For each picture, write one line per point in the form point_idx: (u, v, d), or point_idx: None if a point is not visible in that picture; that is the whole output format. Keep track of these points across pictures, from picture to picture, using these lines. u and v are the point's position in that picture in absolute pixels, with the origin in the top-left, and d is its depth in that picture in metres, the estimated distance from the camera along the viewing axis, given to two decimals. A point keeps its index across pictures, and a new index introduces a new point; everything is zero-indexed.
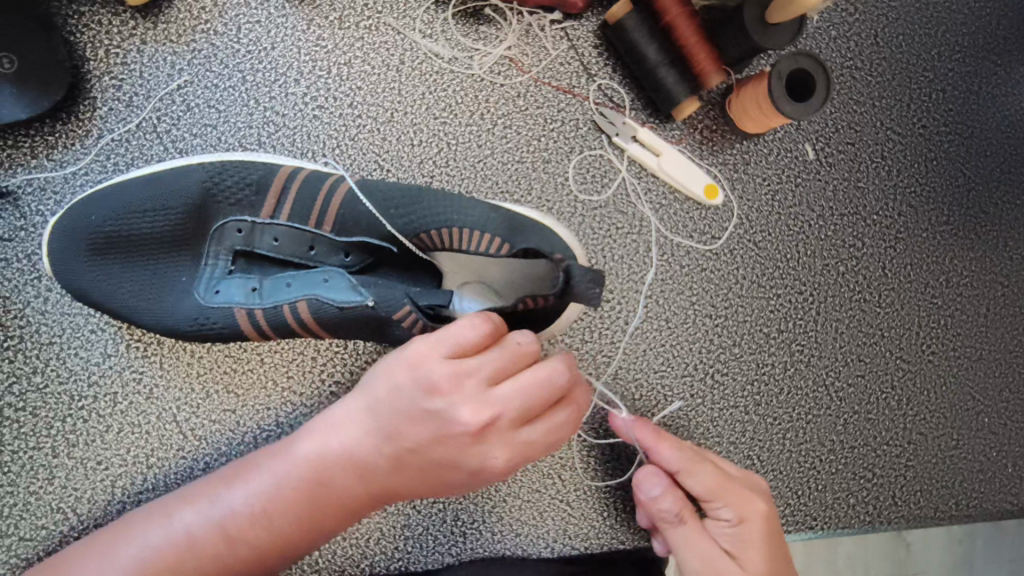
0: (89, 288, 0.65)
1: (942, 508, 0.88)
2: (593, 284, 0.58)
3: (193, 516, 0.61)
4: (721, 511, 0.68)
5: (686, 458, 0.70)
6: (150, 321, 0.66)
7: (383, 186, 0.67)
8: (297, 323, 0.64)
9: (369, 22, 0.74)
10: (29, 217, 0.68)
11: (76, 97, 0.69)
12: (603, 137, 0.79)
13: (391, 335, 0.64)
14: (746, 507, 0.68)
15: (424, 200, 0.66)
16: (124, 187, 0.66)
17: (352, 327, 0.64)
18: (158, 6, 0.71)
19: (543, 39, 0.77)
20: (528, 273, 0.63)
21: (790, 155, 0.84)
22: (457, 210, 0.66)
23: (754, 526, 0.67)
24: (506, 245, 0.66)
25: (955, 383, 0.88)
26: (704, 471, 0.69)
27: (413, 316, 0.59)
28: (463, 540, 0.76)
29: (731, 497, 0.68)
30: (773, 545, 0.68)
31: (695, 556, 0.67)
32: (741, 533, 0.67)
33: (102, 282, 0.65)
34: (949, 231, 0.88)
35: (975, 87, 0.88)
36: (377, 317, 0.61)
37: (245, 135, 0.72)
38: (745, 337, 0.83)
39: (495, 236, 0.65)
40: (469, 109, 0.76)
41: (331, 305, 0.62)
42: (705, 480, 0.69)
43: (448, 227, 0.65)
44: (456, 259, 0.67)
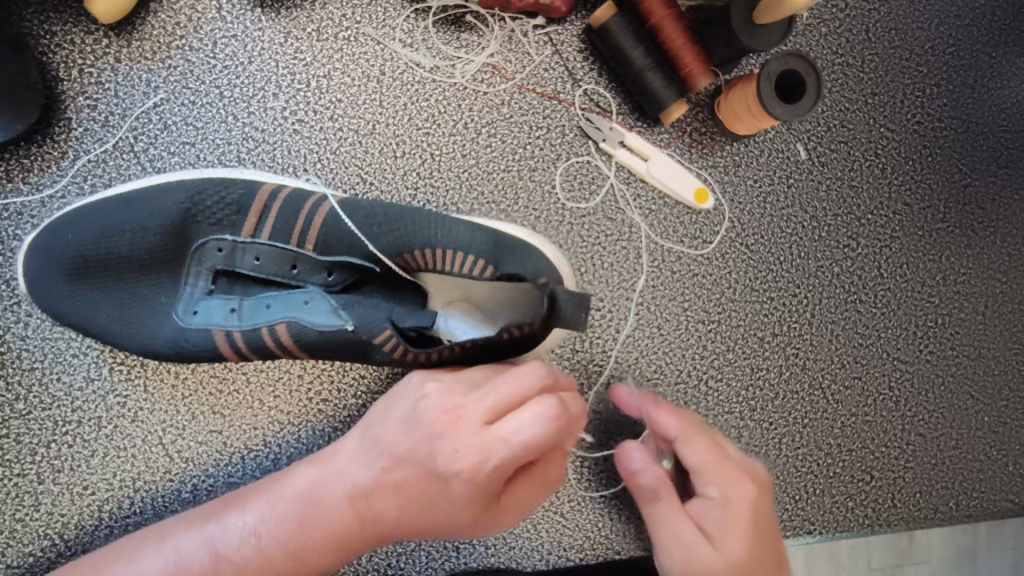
0: (67, 309, 0.65)
1: (942, 509, 0.87)
2: (579, 308, 0.62)
3: (190, 541, 0.60)
4: (710, 491, 0.69)
5: (684, 430, 0.70)
6: (130, 344, 0.65)
7: (366, 204, 0.67)
8: (277, 345, 0.63)
9: (348, 32, 0.73)
10: (6, 242, 0.67)
11: (50, 118, 0.68)
12: (590, 143, 0.77)
13: (371, 357, 0.64)
14: (734, 489, 0.69)
15: (410, 220, 0.66)
16: (102, 208, 0.65)
17: (333, 349, 0.64)
18: (131, 22, 0.69)
19: (526, 45, 0.76)
20: (516, 295, 0.64)
21: (782, 156, 0.82)
22: (441, 229, 0.66)
23: (738, 508, 0.68)
24: (489, 267, 0.67)
25: (954, 382, 0.87)
26: (699, 445, 0.70)
27: (393, 342, 0.61)
28: (456, 555, 0.76)
29: (723, 479, 0.69)
30: (756, 530, 0.68)
31: (675, 537, 0.68)
32: (723, 513, 0.68)
33: (80, 304, 0.64)
34: (945, 229, 0.86)
35: (969, 81, 0.86)
36: (359, 341, 0.62)
37: (224, 151, 0.70)
38: (739, 342, 0.81)
39: (478, 258, 0.67)
40: (452, 119, 0.75)
41: (313, 329, 0.62)
42: (699, 454, 0.70)
43: (432, 246, 0.65)
44: (443, 280, 0.66)
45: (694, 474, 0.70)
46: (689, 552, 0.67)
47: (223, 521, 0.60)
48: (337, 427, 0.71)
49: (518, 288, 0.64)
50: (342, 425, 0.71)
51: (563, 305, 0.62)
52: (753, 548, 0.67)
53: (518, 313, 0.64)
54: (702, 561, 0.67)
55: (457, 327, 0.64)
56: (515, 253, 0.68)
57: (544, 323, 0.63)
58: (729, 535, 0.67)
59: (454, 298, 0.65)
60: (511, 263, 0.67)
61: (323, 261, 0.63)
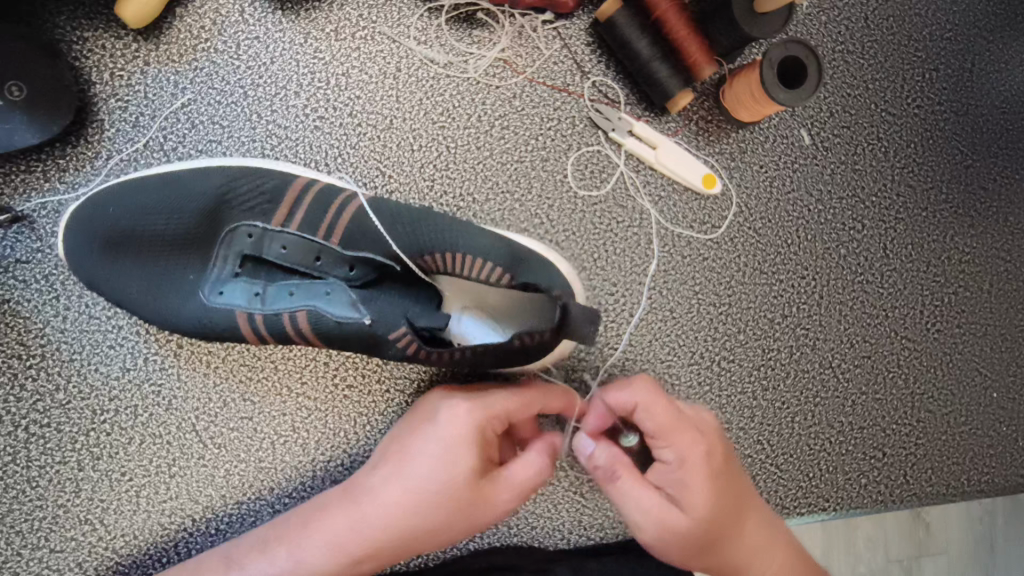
0: (98, 278, 0.68)
1: (954, 485, 0.88)
2: (590, 320, 0.63)
3: None
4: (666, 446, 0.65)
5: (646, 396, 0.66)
6: (156, 316, 0.68)
7: (393, 206, 0.69)
8: (295, 332, 0.66)
9: (365, 32, 0.76)
10: (45, 239, 0.70)
11: (84, 120, 0.71)
12: (599, 133, 0.80)
13: (385, 354, 0.67)
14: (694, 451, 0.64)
15: (432, 223, 0.67)
16: (143, 186, 0.69)
17: (349, 342, 0.66)
18: (159, 27, 0.73)
19: (536, 40, 0.79)
20: (529, 305, 0.67)
21: (786, 141, 0.85)
22: (463, 234, 0.67)
23: (698, 470, 0.63)
24: (508, 274, 0.66)
25: (962, 359, 0.89)
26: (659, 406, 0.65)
27: (408, 337, 0.63)
28: (480, 535, 0.78)
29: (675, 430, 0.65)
30: (722, 484, 0.64)
31: (643, 509, 0.63)
32: (683, 474, 0.64)
33: (111, 275, 0.67)
34: (949, 210, 0.89)
35: (967, 65, 0.89)
36: (376, 335, 0.65)
37: (249, 148, 0.73)
38: (750, 324, 0.83)
39: (497, 265, 0.66)
40: (466, 112, 0.78)
41: (331, 319, 0.64)
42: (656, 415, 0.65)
43: (453, 251, 0.65)
44: (460, 283, 0.68)
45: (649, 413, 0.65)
46: (662, 525, 0.63)
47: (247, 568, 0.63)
48: (363, 411, 0.74)
49: (536, 298, 0.66)
50: (367, 410, 0.74)
51: (574, 317, 0.63)
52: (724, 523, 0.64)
53: (531, 322, 0.67)
54: (674, 526, 0.63)
55: (470, 330, 0.67)
56: (536, 264, 0.68)
57: (556, 333, 0.63)
58: (694, 490, 0.63)
59: (470, 302, 0.68)
60: (530, 270, 0.67)
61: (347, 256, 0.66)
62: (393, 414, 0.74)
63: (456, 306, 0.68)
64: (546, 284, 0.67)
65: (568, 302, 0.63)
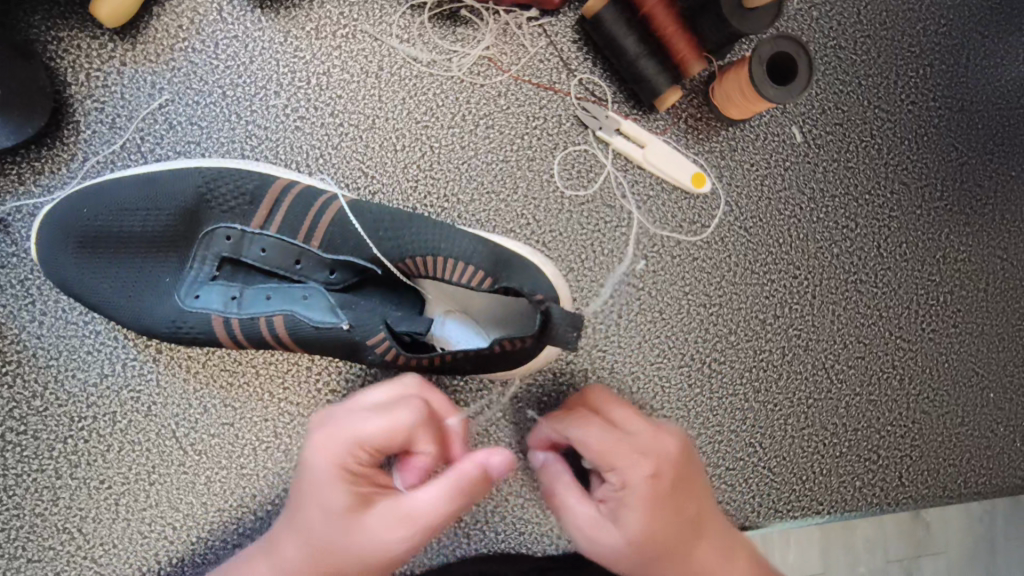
0: (69, 277, 0.66)
1: (950, 487, 0.87)
2: (571, 328, 0.60)
3: None
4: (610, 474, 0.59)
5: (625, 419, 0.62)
6: (129, 318, 0.66)
7: (375, 208, 0.67)
8: (273, 337, 0.65)
9: (346, 30, 0.75)
10: (20, 243, 0.69)
11: (59, 122, 0.70)
12: (587, 131, 0.79)
13: (364, 359, 0.65)
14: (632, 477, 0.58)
15: (414, 226, 0.66)
16: (119, 183, 0.67)
17: (326, 348, 0.66)
18: (135, 26, 0.71)
19: (521, 37, 0.77)
20: (512, 309, 0.65)
21: (777, 139, 0.83)
22: (444, 238, 0.65)
23: (643, 494, 0.56)
24: (489, 278, 0.65)
25: (958, 359, 0.87)
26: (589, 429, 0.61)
27: (386, 344, 0.62)
28: (467, 541, 0.76)
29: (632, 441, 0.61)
30: (672, 513, 0.57)
31: (579, 530, 0.59)
32: (626, 498, 0.57)
33: (83, 275, 0.66)
34: (944, 208, 0.87)
35: (962, 60, 0.87)
36: (353, 340, 0.63)
37: (228, 149, 0.72)
38: (741, 325, 0.82)
39: (479, 270, 0.65)
40: (450, 111, 0.76)
41: (309, 324, 0.63)
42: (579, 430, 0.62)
43: (433, 255, 0.65)
44: (442, 287, 0.67)
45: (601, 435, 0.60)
46: (597, 548, 0.58)
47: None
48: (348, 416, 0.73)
49: (519, 305, 0.65)
50: None
51: (556, 324, 0.59)
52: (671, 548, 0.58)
53: (513, 328, 0.65)
54: (609, 549, 0.58)
55: (452, 334, 0.66)
56: (518, 269, 0.67)
57: (536, 339, 0.62)
58: (631, 514, 0.56)
59: (453, 306, 0.67)
60: (511, 276, 0.66)
61: (325, 258, 0.66)
62: None
63: (439, 310, 0.67)
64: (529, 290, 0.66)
65: (550, 307, 0.60)
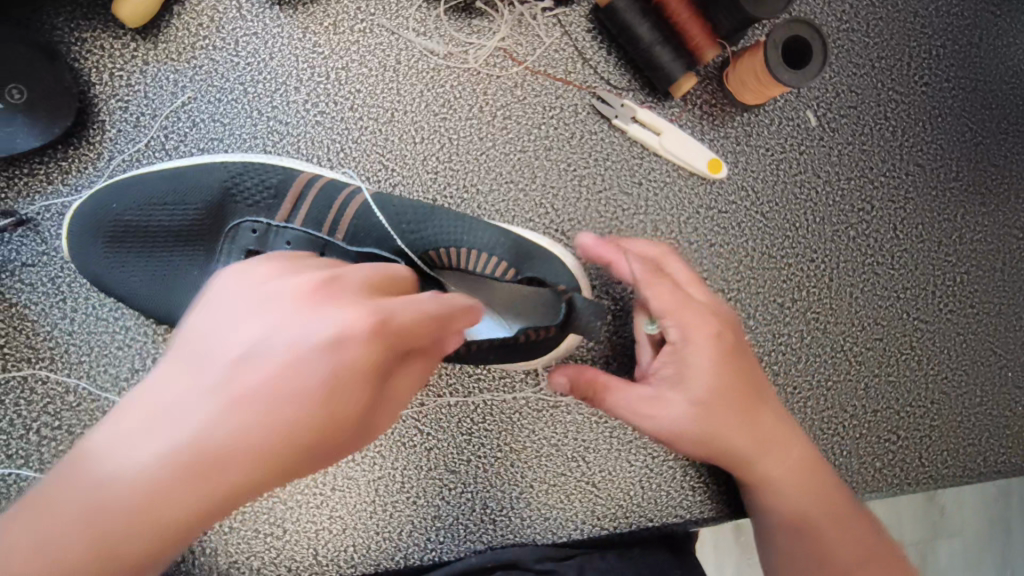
0: (99, 271, 0.67)
1: (970, 466, 0.87)
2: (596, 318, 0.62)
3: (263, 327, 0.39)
4: (737, 381, 0.67)
5: (672, 310, 0.65)
6: (158, 309, 0.67)
7: (397, 201, 0.69)
8: None
9: (363, 24, 0.75)
10: (50, 242, 0.70)
11: (85, 122, 0.71)
12: (603, 121, 0.79)
13: None
14: (706, 362, 0.65)
15: (436, 218, 0.67)
16: (147, 179, 0.68)
17: None
18: (157, 26, 0.72)
19: (536, 27, 0.78)
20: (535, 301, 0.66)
21: (792, 123, 0.84)
22: (466, 230, 0.67)
23: (696, 359, 0.65)
24: (512, 270, 0.67)
25: (976, 339, 0.88)
26: (661, 289, 0.66)
27: None
28: (493, 528, 0.77)
29: (693, 337, 0.65)
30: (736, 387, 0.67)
31: (660, 406, 0.67)
32: (676, 357, 0.66)
33: (113, 268, 0.67)
34: (958, 187, 0.87)
35: (975, 40, 0.87)
36: None
37: (251, 145, 0.73)
38: (759, 308, 0.82)
39: (502, 261, 0.67)
40: (468, 103, 0.77)
41: None
42: (664, 297, 0.66)
43: (456, 246, 0.66)
44: None
45: (686, 361, 0.66)
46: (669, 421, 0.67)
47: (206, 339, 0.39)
48: None
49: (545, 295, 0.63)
50: None
51: (580, 314, 0.62)
52: (760, 459, 0.69)
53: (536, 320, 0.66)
54: (676, 418, 0.67)
55: None
56: (541, 261, 0.68)
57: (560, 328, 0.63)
58: (695, 375, 0.65)
59: None
60: (534, 268, 0.68)
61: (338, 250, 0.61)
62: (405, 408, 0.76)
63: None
64: (551, 279, 0.67)
65: (574, 297, 0.62)
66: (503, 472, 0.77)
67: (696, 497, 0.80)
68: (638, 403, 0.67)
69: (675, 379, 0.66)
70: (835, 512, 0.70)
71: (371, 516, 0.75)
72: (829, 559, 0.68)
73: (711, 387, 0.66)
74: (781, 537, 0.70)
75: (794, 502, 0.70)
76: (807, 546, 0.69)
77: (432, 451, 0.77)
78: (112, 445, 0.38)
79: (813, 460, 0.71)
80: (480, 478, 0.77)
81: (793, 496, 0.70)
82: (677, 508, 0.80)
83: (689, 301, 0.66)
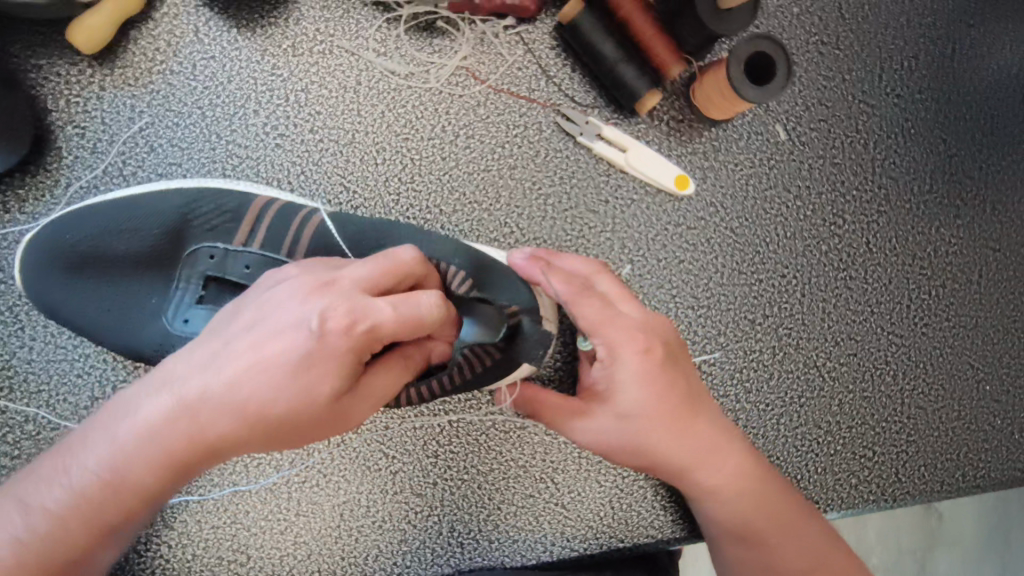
0: (57, 302, 0.66)
1: (948, 481, 0.86)
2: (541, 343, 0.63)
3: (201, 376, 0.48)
4: (669, 392, 0.66)
5: (600, 325, 0.63)
6: (118, 341, 0.67)
7: (353, 219, 0.69)
8: None
9: (322, 46, 0.75)
10: (8, 270, 0.70)
11: (42, 149, 0.70)
12: (569, 138, 0.79)
13: None
14: (636, 377, 0.64)
15: (392, 237, 0.68)
16: (101, 210, 0.68)
17: None
18: (113, 51, 0.72)
19: (498, 46, 0.77)
20: None
21: (760, 138, 0.83)
22: (421, 246, 0.67)
23: (626, 375, 0.64)
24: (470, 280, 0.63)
25: (952, 352, 0.86)
26: (591, 305, 0.62)
27: None
28: (461, 551, 0.76)
29: (621, 353, 0.63)
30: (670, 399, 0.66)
31: (600, 426, 0.67)
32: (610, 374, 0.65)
33: (70, 300, 0.66)
34: (932, 199, 0.86)
35: (947, 50, 0.86)
36: None
37: (210, 169, 0.73)
38: (730, 325, 0.82)
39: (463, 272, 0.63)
40: (430, 123, 0.76)
41: None
42: (591, 313, 0.62)
43: None
44: None
45: (617, 379, 0.65)
46: (607, 439, 0.67)
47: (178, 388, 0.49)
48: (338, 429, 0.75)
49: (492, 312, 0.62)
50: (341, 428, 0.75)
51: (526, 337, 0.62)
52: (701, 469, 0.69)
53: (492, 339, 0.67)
54: (611, 434, 0.67)
55: None
56: (502, 273, 0.66)
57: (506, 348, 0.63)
58: (627, 391, 0.65)
59: None
60: (492, 285, 0.65)
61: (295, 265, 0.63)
62: (371, 431, 0.75)
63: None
64: (510, 295, 0.64)
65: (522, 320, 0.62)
66: (470, 495, 0.77)
67: (666, 518, 0.79)
68: (581, 425, 0.67)
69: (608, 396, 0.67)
70: (778, 514, 0.71)
71: (337, 541, 0.75)
72: (774, 568, 0.69)
73: (642, 406, 0.65)
74: (728, 544, 0.72)
75: (735, 516, 0.70)
76: (754, 554, 0.70)
77: (398, 474, 0.76)
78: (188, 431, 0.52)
79: (756, 473, 0.71)
80: (446, 501, 0.76)
81: (734, 509, 0.70)
82: (647, 529, 0.79)
83: (616, 317, 0.63)
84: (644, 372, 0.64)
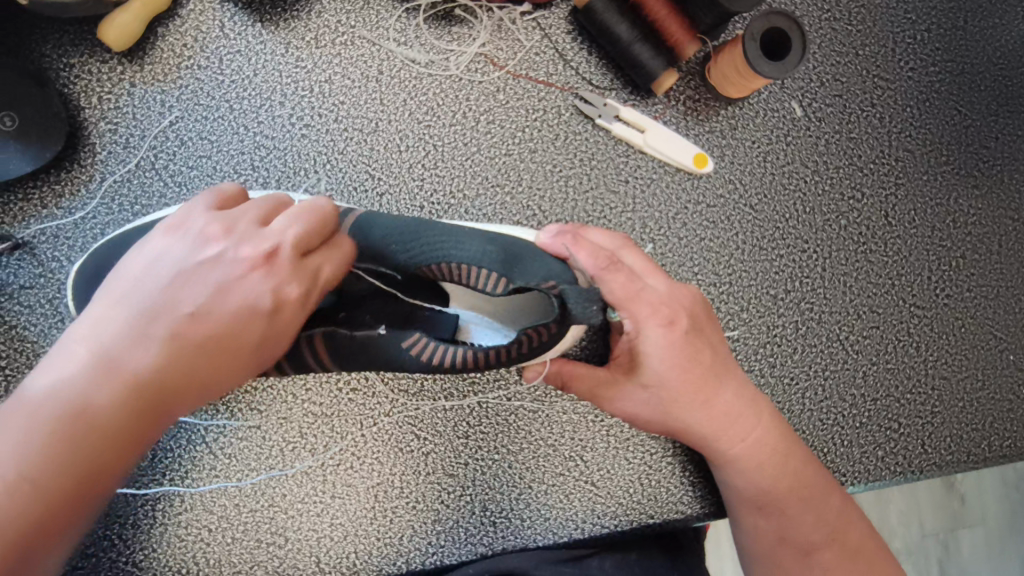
0: None
1: (975, 451, 0.86)
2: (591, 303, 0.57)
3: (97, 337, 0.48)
4: (697, 366, 0.69)
5: (628, 306, 0.64)
6: None
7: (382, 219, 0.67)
8: (312, 357, 0.65)
9: (344, 37, 0.77)
10: (46, 264, 0.71)
11: (76, 145, 0.72)
12: (587, 120, 0.80)
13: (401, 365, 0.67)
14: (662, 352, 0.68)
15: (425, 231, 0.65)
16: (144, 230, 0.68)
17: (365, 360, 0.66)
18: (143, 48, 0.74)
19: (516, 32, 0.79)
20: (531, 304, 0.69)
21: (777, 114, 0.84)
22: (455, 240, 0.64)
23: (653, 350, 0.68)
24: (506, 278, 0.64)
25: (975, 323, 0.87)
26: (618, 278, 0.62)
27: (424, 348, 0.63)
28: (494, 530, 0.77)
29: (646, 328, 0.66)
30: (695, 371, 0.69)
31: (630, 399, 0.71)
32: (638, 348, 0.69)
33: None
34: (950, 171, 0.87)
35: (960, 23, 0.87)
36: (389, 349, 0.64)
37: (239, 160, 0.74)
38: (752, 301, 0.82)
39: (493, 272, 0.64)
40: (451, 109, 0.78)
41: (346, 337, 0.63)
42: (618, 289, 0.63)
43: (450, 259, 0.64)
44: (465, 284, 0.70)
45: (645, 354, 0.68)
46: (633, 411, 0.71)
47: (121, 340, 0.48)
48: (369, 413, 0.76)
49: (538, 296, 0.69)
50: (373, 412, 0.76)
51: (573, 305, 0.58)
52: (720, 440, 0.72)
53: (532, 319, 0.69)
54: (638, 408, 0.71)
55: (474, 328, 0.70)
56: (531, 257, 0.66)
57: (558, 323, 0.61)
58: (654, 366, 0.68)
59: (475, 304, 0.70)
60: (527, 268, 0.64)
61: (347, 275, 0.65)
62: (401, 414, 0.77)
63: (459, 304, 0.70)
64: (544, 278, 0.63)
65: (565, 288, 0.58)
66: (501, 474, 0.78)
67: (695, 493, 0.80)
68: (615, 397, 0.72)
69: (634, 366, 0.70)
70: (797, 486, 0.72)
71: (372, 523, 0.76)
72: (788, 540, 0.72)
73: (666, 378, 0.69)
74: (743, 512, 0.74)
75: (754, 485, 0.72)
76: (774, 526, 0.72)
77: (430, 456, 0.77)
78: (112, 368, 0.47)
79: (780, 445, 0.73)
80: (478, 481, 0.77)
81: (754, 479, 0.72)
82: (677, 504, 0.80)
83: (644, 292, 0.64)
84: (671, 345, 0.68)
